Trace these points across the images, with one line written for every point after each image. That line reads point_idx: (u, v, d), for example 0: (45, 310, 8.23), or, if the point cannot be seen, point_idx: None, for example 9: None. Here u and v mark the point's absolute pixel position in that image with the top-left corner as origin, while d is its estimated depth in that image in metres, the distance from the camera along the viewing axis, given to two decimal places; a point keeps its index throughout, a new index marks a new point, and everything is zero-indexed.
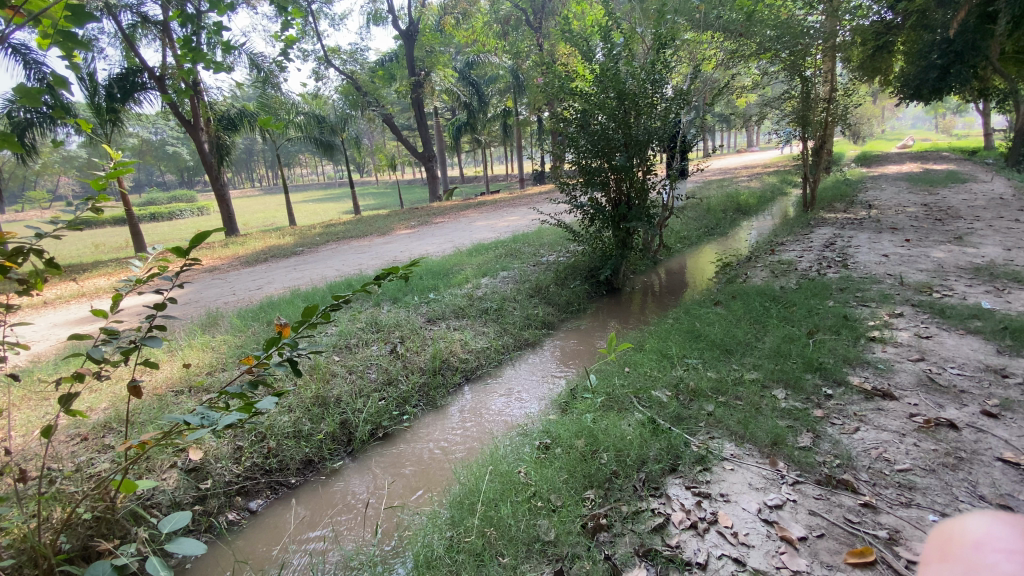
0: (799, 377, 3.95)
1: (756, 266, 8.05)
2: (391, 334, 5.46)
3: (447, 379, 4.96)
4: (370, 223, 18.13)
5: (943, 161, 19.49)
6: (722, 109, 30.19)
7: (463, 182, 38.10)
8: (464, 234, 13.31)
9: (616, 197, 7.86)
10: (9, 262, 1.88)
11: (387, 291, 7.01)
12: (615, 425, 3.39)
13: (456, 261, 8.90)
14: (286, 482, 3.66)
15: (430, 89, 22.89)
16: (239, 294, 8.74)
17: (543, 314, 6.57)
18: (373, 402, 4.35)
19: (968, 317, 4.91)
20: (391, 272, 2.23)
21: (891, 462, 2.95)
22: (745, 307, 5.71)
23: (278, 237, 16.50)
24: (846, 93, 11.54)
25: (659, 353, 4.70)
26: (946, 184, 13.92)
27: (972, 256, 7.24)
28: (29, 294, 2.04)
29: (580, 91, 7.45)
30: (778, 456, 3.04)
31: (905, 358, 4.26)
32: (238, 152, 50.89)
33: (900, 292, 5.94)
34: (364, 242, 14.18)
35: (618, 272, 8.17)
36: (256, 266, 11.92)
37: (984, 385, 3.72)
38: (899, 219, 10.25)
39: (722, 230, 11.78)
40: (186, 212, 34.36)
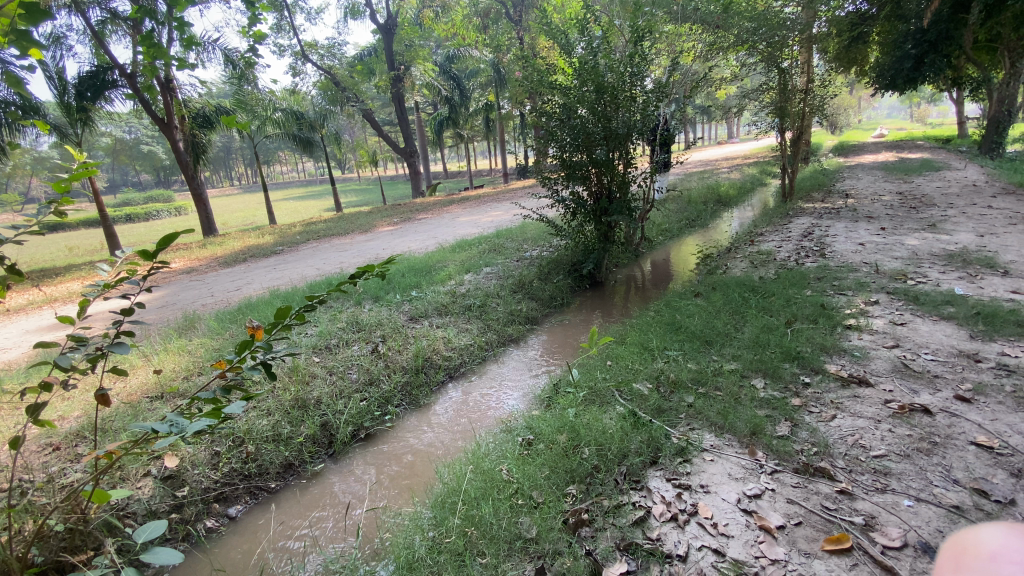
0: (778, 366, 4.00)
1: (736, 256, 8.14)
2: (372, 333, 5.40)
3: (430, 377, 4.93)
4: (352, 220, 17.89)
5: (918, 150, 19.86)
6: (702, 100, 30.37)
7: (446, 177, 37.82)
8: (447, 231, 13.21)
9: (597, 191, 7.89)
10: None
11: (368, 289, 6.93)
12: (598, 420, 3.39)
13: (439, 258, 8.83)
14: (266, 487, 3.60)
15: (410, 83, 22.63)
16: (218, 295, 8.57)
17: (526, 309, 6.55)
18: (355, 402, 4.30)
19: (941, 303, 5.01)
20: (366, 271, 2.19)
21: (867, 449, 3.00)
22: (725, 298, 5.77)
23: (258, 236, 16.22)
24: (822, 84, 11.69)
25: (641, 346, 4.72)
26: (921, 172, 14.20)
27: (945, 243, 7.41)
28: None
29: (559, 84, 7.44)
30: (757, 445, 3.08)
31: (880, 345, 4.34)
32: (215, 150, 49.84)
33: (876, 280, 6.05)
34: (346, 240, 14.00)
35: (601, 265, 8.20)
36: (235, 266, 11.69)
37: (957, 370, 3.80)
38: (875, 208, 10.43)
39: (703, 222, 11.88)
40: (163, 212, 33.60)
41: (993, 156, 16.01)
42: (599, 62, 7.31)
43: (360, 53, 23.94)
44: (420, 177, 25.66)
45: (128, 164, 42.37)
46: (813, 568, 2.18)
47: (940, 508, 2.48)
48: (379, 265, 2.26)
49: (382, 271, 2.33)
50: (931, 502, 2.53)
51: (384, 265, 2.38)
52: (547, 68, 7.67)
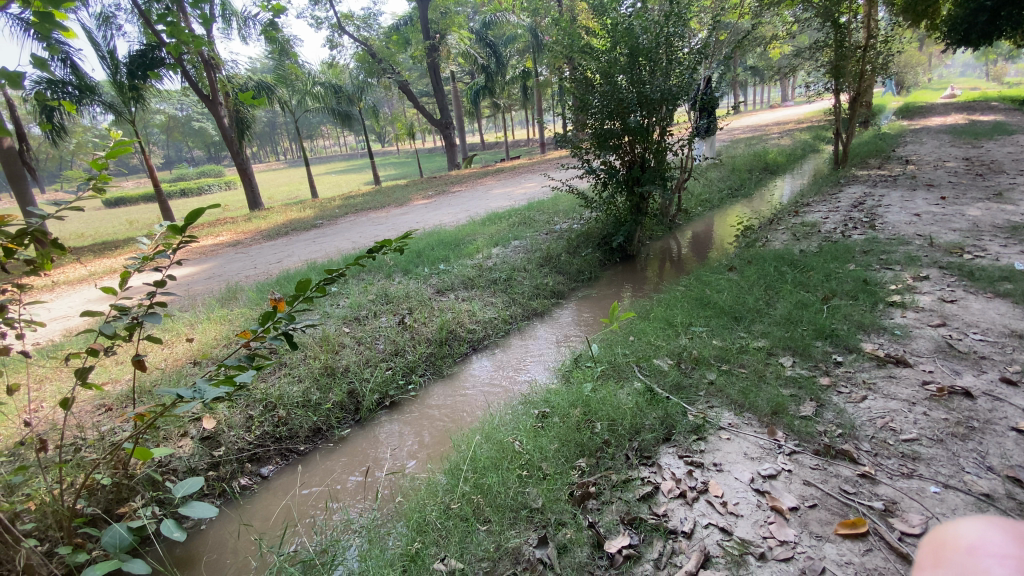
0: (808, 345, 3.83)
1: (777, 228, 7.76)
2: (399, 306, 5.51)
3: (454, 349, 5.00)
4: (388, 194, 18.13)
5: (992, 111, 18.16)
6: (753, 61, 28.55)
7: (483, 149, 37.55)
8: (480, 203, 13.21)
9: (630, 160, 7.62)
10: (15, 245, 1.94)
11: (398, 262, 7.06)
12: (614, 396, 3.37)
13: (469, 231, 8.86)
14: (295, 449, 3.80)
15: (446, 52, 22.35)
16: (260, 267, 8.93)
17: (553, 283, 6.51)
18: (381, 370, 4.43)
19: (997, 279, 4.65)
20: (384, 245, 2.27)
21: (896, 432, 2.86)
22: (760, 272, 5.52)
23: (299, 210, 16.69)
24: (884, 39, 10.76)
25: (665, 321, 4.62)
26: (993, 135, 13.02)
27: (1012, 213, 6.81)
28: (38, 277, 2.07)
29: (591, 49, 7.20)
30: (777, 425, 2.99)
31: (924, 324, 4.08)
32: (260, 125, 51.09)
33: (928, 254, 5.64)
34: (381, 213, 14.22)
35: (632, 239, 7.98)
36: (276, 239, 12.12)
37: (1007, 351, 3.54)
38: (936, 175, 9.68)
39: (745, 192, 11.34)
40: (214, 186, 34.99)
41: None
42: (635, 23, 7.01)
43: (397, 22, 23.76)
44: (456, 149, 25.63)
45: (180, 140, 44.18)
46: (823, 551, 2.13)
47: (969, 495, 2.35)
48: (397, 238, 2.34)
49: (401, 244, 2.42)
50: (961, 489, 2.40)
51: (403, 238, 2.46)
52: (580, 32, 7.43)
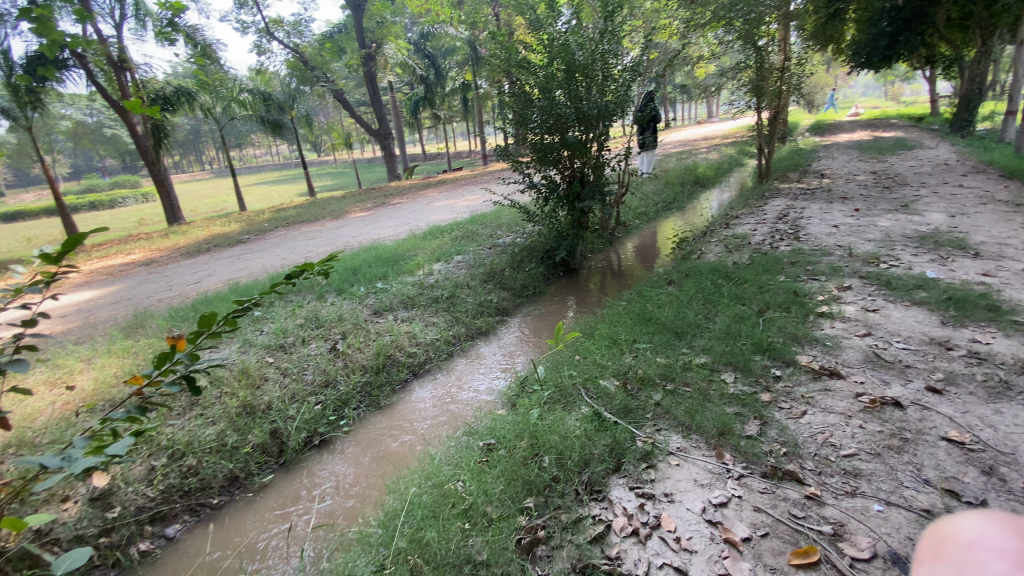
0: (748, 359, 3.86)
1: (711, 240, 8.01)
2: (331, 330, 5.13)
3: (392, 376, 4.69)
4: (322, 206, 17.33)
5: (891, 129, 20.01)
6: (682, 79, 30.04)
7: (424, 160, 37.05)
8: (421, 216, 12.85)
9: (570, 175, 7.64)
10: None
11: (331, 282, 6.64)
12: (560, 424, 3.22)
13: (410, 246, 8.54)
14: (207, 503, 3.40)
15: (384, 62, 21.95)
16: (177, 289, 8.15)
17: (497, 300, 6.33)
18: (309, 406, 4.06)
19: (912, 288, 4.97)
20: (307, 269, 1.98)
21: (837, 448, 2.89)
22: (699, 285, 5.62)
23: (224, 225, 15.59)
24: (798, 62, 11.56)
25: (610, 338, 4.55)
26: (894, 151, 14.28)
27: (918, 224, 7.40)
28: None
29: (529, 64, 7.15)
30: (725, 447, 2.94)
31: (852, 334, 4.25)
32: (182, 133, 47.89)
33: (849, 264, 5.97)
34: (315, 227, 13.52)
35: (574, 253, 7.98)
36: (197, 257, 11.18)
37: (929, 359, 3.74)
38: (848, 188, 10.44)
39: (680, 204, 11.73)
40: (130, 199, 32.28)
41: (963, 135, 16.20)
42: (571, 40, 7.04)
43: (330, 30, 23.07)
44: (396, 160, 25.08)
45: (89, 149, 40.59)
46: None
47: (910, 512, 2.37)
48: (321, 262, 2.07)
49: (327, 267, 2.15)
50: (902, 506, 2.43)
51: (328, 262, 2.20)
52: (517, 46, 7.37)
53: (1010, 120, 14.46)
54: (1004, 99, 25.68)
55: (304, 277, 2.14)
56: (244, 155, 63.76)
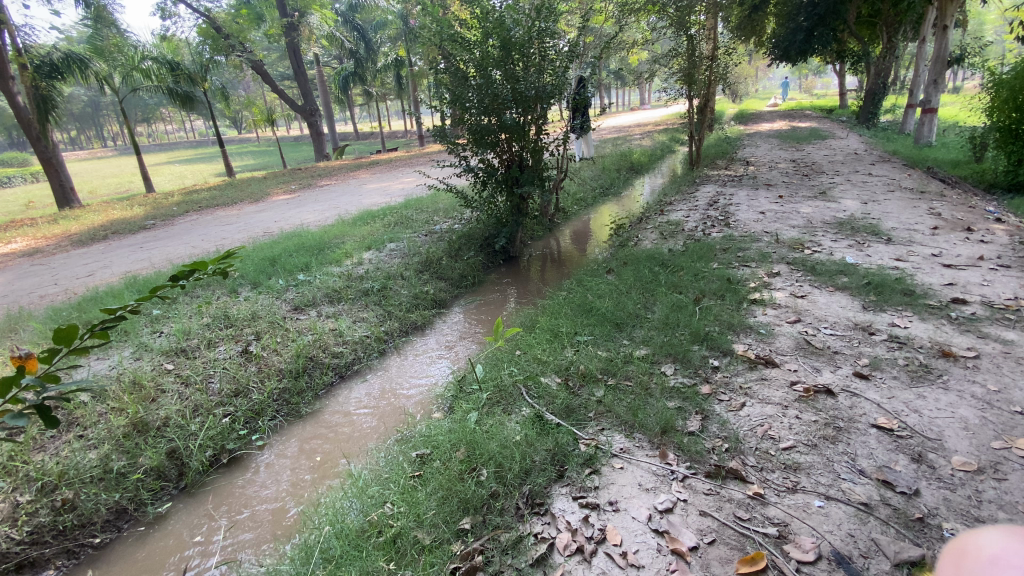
0: (687, 350, 3.82)
1: (646, 227, 8.07)
2: (243, 331, 4.68)
3: (315, 380, 4.27)
4: (240, 188, 15.98)
5: (806, 119, 21.32)
6: (616, 65, 30.39)
7: (355, 140, 35.29)
8: (351, 199, 12.13)
9: (508, 158, 7.34)
10: None
11: (246, 274, 6.06)
12: (499, 429, 3.00)
13: (337, 233, 7.97)
14: (89, 543, 2.91)
15: (308, 33, 20.55)
16: (64, 283, 7.16)
17: (433, 291, 5.98)
18: (214, 419, 3.63)
19: (835, 273, 5.20)
20: (197, 269, 1.57)
21: (777, 441, 2.88)
22: (636, 273, 5.56)
23: (124, 209, 13.97)
24: (725, 52, 11.89)
25: (550, 331, 4.38)
26: (810, 140, 15.11)
27: (836, 210, 7.84)
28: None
29: (462, 40, 6.73)
30: (669, 446, 2.84)
31: (784, 321, 4.33)
32: (77, 104, 42.70)
33: (776, 250, 6.15)
34: (232, 211, 12.41)
35: (513, 240, 7.76)
36: (91, 246, 9.93)
37: (855, 345, 3.88)
38: (772, 175, 10.90)
39: (615, 190, 11.83)
40: (17, 177, 28.44)
41: (868, 126, 17.47)
42: (506, 16, 6.68)
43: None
44: (323, 139, 23.65)
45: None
46: None
47: (850, 506, 2.38)
48: (218, 260, 1.67)
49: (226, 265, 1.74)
50: (841, 500, 2.43)
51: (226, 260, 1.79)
52: (450, 21, 6.92)
53: (908, 113, 15.70)
54: (902, 93, 28.05)
55: (195, 278, 1.72)
56: (152, 130, 58.07)
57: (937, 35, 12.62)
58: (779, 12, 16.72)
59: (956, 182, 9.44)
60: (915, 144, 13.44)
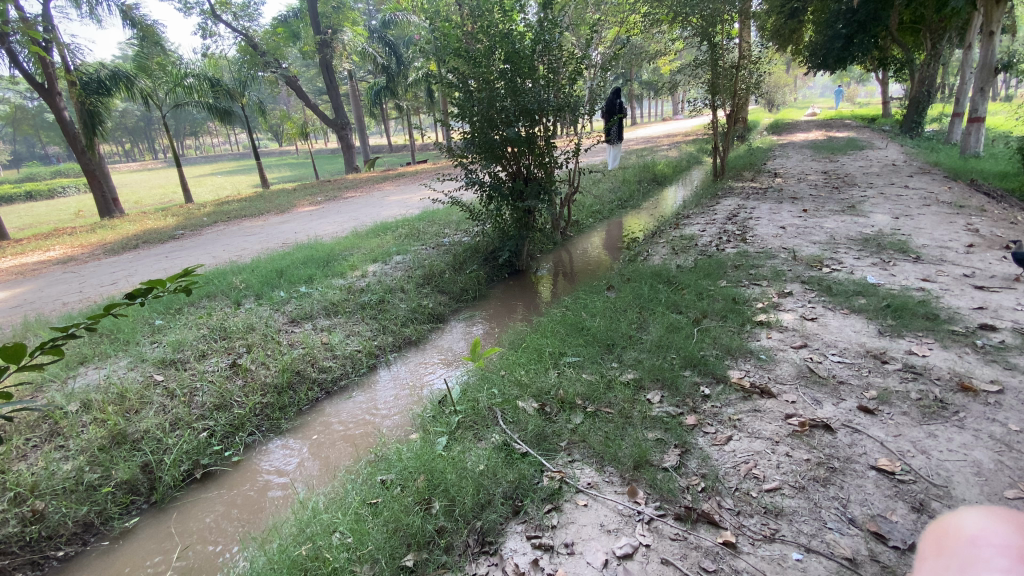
0: (676, 376, 3.60)
1: (659, 241, 7.83)
2: (236, 343, 4.72)
3: (298, 396, 4.26)
4: (269, 199, 16.46)
5: (845, 129, 20.47)
6: (649, 75, 30.07)
7: (387, 152, 36.00)
8: (370, 211, 12.30)
9: (514, 171, 7.27)
10: None
11: (251, 286, 6.17)
12: (461, 457, 2.88)
13: (347, 245, 8.06)
14: (54, 555, 2.93)
15: (342, 49, 21.10)
16: (88, 291, 7.44)
17: (431, 305, 5.91)
18: (191, 434, 3.65)
19: (852, 294, 4.87)
20: (156, 286, 1.55)
21: (760, 481, 2.64)
22: (637, 291, 5.34)
23: (158, 219, 14.54)
24: (753, 61, 11.53)
25: (537, 351, 4.24)
26: (846, 151, 14.48)
27: (863, 225, 7.41)
28: None
29: (468, 52, 6.71)
30: (640, 483, 2.65)
31: (788, 346, 4.05)
32: (131, 118, 45.17)
33: (792, 267, 5.83)
34: (258, 222, 12.75)
35: (520, 253, 7.65)
36: (122, 254, 10.35)
37: (863, 374, 3.59)
38: (799, 188, 10.45)
39: (635, 202, 11.57)
40: (71, 188, 30.11)
41: (911, 136, 16.62)
42: (510, 30, 6.68)
43: (283, 14, 21.93)
44: (354, 151, 24.23)
45: (26, 132, 38.01)
46: None
47: (832, 562, 2.15)
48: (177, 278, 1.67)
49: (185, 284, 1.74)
50: (823, 554, 2.19)
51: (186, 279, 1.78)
52: (458, 34, 6.93)
53: (954, 122, 14.90)
54: (950, 101, 26.68)
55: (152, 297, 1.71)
56: (199, 143, 60.86)
57: (984, 40, 11.91)
58: (814, 20, 16.20)
59: (1001, 196, 8.80)
60: (960, 154, 12.68)
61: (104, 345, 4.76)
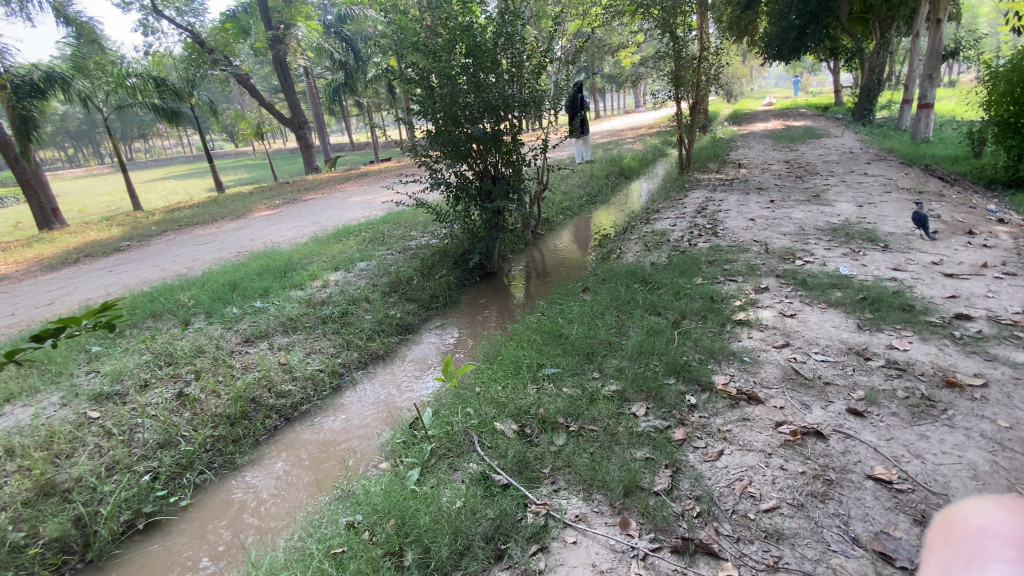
0: (660, 386, 3.43)
1: (631, 237, 7.69)
2: (184, 369, 4.31)
3: (254, 426, 3.91)
4: (224, 205, 15.67)
5: (802, 117, 20.96)
6: (611, 69, 30.18)
7: (349, 150, 35.02)
8: (331, 214, 11.79)
9: (481, 170, 6.97)
10: None
11: (201, 303, 5.72)
12: (435, 494, 2.63)
13: (307, 252, 7.63)
14: None
15: (295, 46, 20.25)
16: (20, 314, 6.81)
17: (399, 315, 5.59)
18: (132, 478, 3.29)
19: (828, 287, 4.82)
20: (68, 326, 1.26)
21: (757, 500, 2.48)
22: (614, 293, 5.17)
23: (102, 229, 13.65)
24: (715, 52, 11.54)
25: (513, 364, 4.01)
26: (805, 140, 14.75)
27: (829, 214, 7.46)
28: None
29: (427, 46, 6.36)
30: (631, 511, 2.45)
31: (770, 346, 3.93)
32: (72, 122, 42.57)
33: (765, 261, 5.76)
34: (211, 230, 12.06)
35: (491, 255, 7.36)
36: (61, 270, 9.59)
37: (848, 373, 3.49)
38: (764, 178, 10.52)
39: (604, 197, 11.44)
40: (8, 199, 28.15)
41: (865, 123, 17.10)
42: (471, 22, 6.37)
43: (231, 9, 20.89)
44: (313, 151, 23.38)
45: None
46: None
47: None
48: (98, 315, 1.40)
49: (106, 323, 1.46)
50: None
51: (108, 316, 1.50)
52: (415, 27, 6.59)
53: (904, 109, 15.38)
54: (897, 89, 27.68)
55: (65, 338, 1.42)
56: (149, 147, 58.05)
57: (931, 29, 12.27)
58: (770, 11, 16.45)
59: (954, 180, 9.05)
60: (912, 140, 13.05)
61: (33, 378, 4.28)
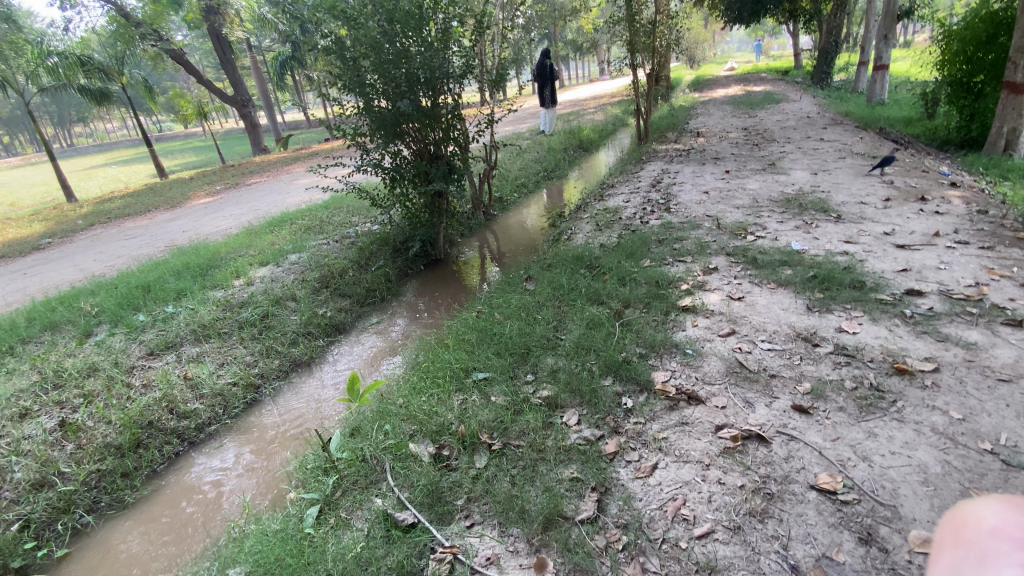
0: (595, 389, 3.13)
1: (583, 215, 7.35)
2: (72, 392, 3.80)
3: (150, 456, 3.47)
4: (160, 192, 14.59)
5: (762, 82, 20.78)
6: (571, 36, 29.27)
7: (303, 128, 33.36)
8: (273, 199, 11.08)
9: (419, 149, 6.41)
10: None
11: (106, 309, 5.14)
12: (331, 542, 2.29)
13: (237, 244, 7.04)
14: None
15: (231, 17, 18.76)
16: None
17: (329, 314, 5.14)
18: None
19: (778, 264, 4.59)
20: None
21: (690, 525, 2.22)
22: (557, 281, 4.83)
23: (23, 225, 12.52)
24: (670, 16, 11.05)
25: (442, 369, 3.65)
26: (763, 105, 14.56)
27: (783, 184, 7.26)
28: None
29: (345, 11, 5.77)
30: (550, 549, 2.16)
31: (715, 335, 3.67)
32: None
33: (717, 238, 5.50)
34: (142, 221, 11.16)
35: (435, 241, 6.92)
36: None
37: (795, 363, 3.25)
38: (721, 147, 10.25)
39: (560, 172, 11.01)
40: None
41: (822, 87, 17.00)
42: None
43: None
44: (260, 131, 22.05)
45: None
46: None
47: None
48: None
49: None
50: None
51: None
52: None
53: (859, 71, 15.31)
54: (854, 51, 27.72)
55: None
56: (89, 131, 54.32)
57: None
58: None
59: (907, 142, 8.96)
60: (867, 103, 12.98)
61: None
